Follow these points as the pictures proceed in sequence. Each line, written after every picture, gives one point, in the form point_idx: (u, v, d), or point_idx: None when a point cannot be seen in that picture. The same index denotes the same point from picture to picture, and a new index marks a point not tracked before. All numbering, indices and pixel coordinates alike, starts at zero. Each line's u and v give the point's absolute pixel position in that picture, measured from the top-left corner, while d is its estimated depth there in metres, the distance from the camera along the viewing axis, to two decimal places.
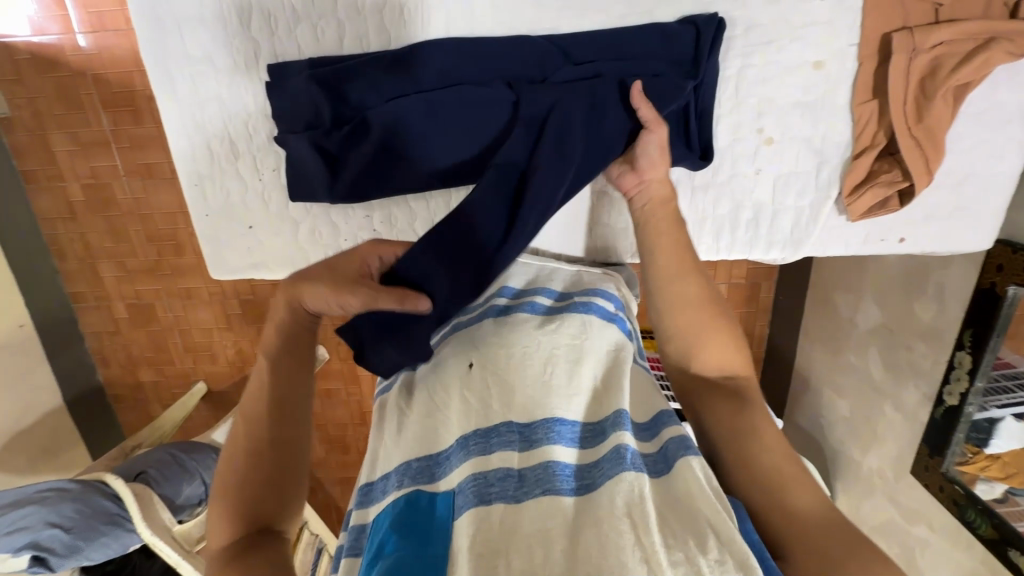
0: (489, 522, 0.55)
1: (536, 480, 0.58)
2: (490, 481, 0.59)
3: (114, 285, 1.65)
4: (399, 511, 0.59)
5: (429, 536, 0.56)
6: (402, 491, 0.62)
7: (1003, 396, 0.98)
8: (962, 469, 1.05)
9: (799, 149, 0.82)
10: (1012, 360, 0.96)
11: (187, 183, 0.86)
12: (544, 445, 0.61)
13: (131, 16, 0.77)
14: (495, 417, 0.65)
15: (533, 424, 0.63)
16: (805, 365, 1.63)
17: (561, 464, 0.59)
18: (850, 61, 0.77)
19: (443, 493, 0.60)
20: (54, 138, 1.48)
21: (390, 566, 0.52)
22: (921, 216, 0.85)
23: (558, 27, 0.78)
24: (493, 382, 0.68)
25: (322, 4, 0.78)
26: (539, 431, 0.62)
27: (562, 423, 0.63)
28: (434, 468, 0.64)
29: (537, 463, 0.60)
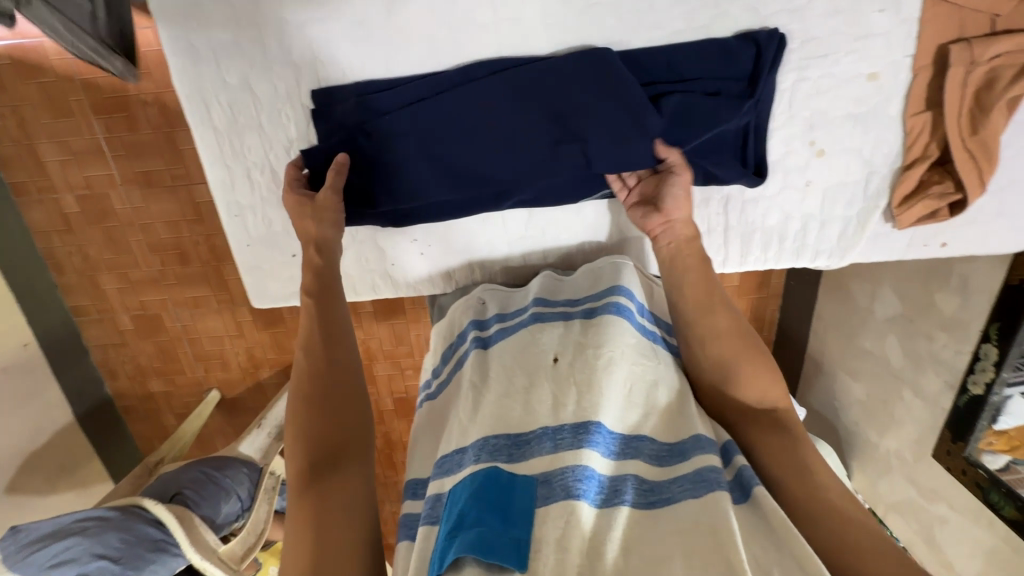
0: (573, 525, 0.50)
1: (615, 491, 0.54)
2: (580, 477, 0.53)
3: (118, 296, 1.60)
4: (479, 487, 0.54)
5: (510, 515, 0.52)
6: (481, 464, 0.57)
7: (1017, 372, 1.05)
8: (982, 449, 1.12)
9: (849, 160, 0.83)
10: None
11: (225, 213, 0.83)
12: (628, 458, 0.57)
13: (165, 44, 0.72)
14: (584, 412, 0.59)
15: (617, 434, 0.58)
16: (818, 349, 1.68)
17: (638, 477, 0.55)
18: (903, 72, 0.77)
19: (523, 477, 0.55)
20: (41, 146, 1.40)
21: (474, 543, 0.48)
22: (965, 223, 0.87)
23: (613, 42, 0.75)
24: (580, 383, 0.62)
25: (366, 26, 0.73)
26: (621, 443, 0.58)
27: (642, 437, 0.59)
28: (516, 448, 0.59)
29: (619, 475, 0.55)
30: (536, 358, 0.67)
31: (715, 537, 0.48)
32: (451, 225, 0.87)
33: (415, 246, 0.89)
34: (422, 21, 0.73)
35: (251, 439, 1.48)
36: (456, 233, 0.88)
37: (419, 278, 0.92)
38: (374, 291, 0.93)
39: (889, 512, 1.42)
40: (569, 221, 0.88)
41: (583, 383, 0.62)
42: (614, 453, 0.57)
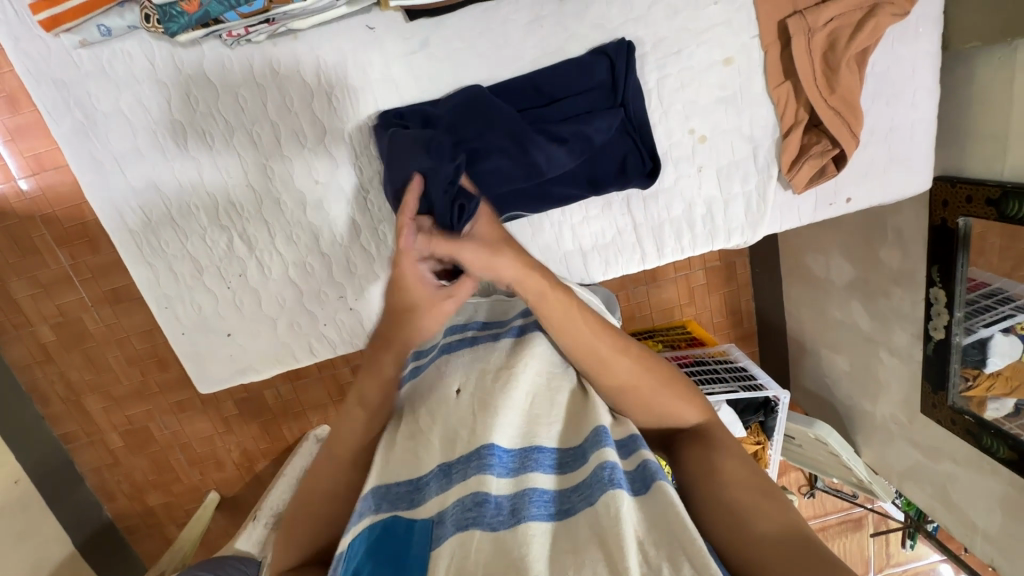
0: (469, 554, 0.51)
1: (514, 508, 0.55)
2: (473, 505, 0.55)
3: (105, 416, 1.63)
4: (380, 543, 0.57)
5: (408, 567, 0.54)
6: (380, 517, 0.59)
7: (986, 314, 1.01)
8: (969, 395, 1.08)
9: (731, 140, 0.86)
10: (981, 277, 0.99)
11: (156, 307, 0.86)
12: (528, 471, 0.58)
13: (71, 165, 0.78)
14: (477, 440, 0.61)
15: (513, 449, 0.61)
16: (796, 330, 1.68)
17: (538, 490, 0.57)
18: (755, 52, 0.82)
19: (422, 519, 0.58)
20: (11, 286, 1.48)
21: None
22: (860, 175, 0.90)
23: (482, 81, 0.81)
24: (479, 407, 0.65)
25: (251, 111, 0.79)
26: (521, 459, 0.60)
27: (541, 450, 0.61)
28: (415, 493, 0.61)
29: (518, 490, 0.57)
30: (440, 393, 0.69)
31: (606, 550, 0.50)
32: (373, 275, 0.90)
33: (344, 303, 0.91)
34: (301, 96, 0.79)
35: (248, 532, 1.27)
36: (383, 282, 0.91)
37: (355, 334, 0.94)
38: (314, 354, 0.94)
39: (903, 481, 1.37)
40: None
41: (490, 402, 0.65)
42: (513, 468, 0.59)
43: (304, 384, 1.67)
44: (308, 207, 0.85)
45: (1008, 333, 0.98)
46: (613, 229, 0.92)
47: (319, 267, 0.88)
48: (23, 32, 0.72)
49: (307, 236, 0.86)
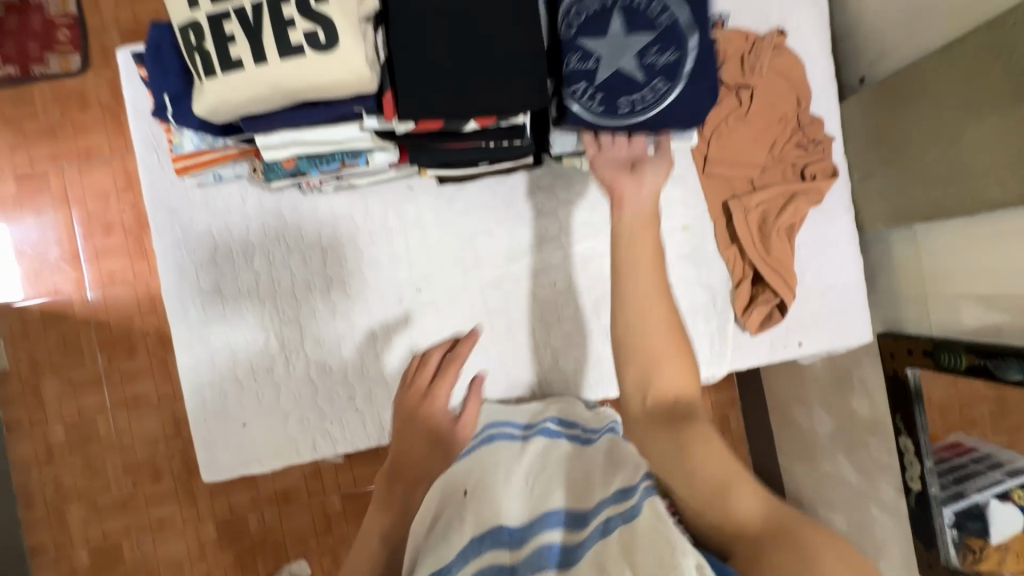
0: None
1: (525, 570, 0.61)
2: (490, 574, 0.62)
3: (81, 528, 1.79)
4: None
5: None
6: None
7: (977, 479, 1.01)
8: (982, 567, 0.99)
9: (694, 287, 1.04)
10: (966, 441, 1.02)
11: (188, 394, 0.98)
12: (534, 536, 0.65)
13: (159, 270, 0.99)
14: (488, 521, 0.68)
15: (521, 526, 0.68)
16: (793, 486, 1.66)
17: (548, 549, 0.63)
18: (706, 222, 1.05)
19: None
20: (44, 385, 1.81)
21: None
22: (807, 324, 1.05)
23: (491, 230, 1.04)
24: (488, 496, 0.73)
25: (309, 241, 1.01)
26: (526, 530, 0.67)
27: (550, 514, 0.68)
28: None
29: (530, 554, 0.63)
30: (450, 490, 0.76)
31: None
32: (381, 380, 1.01)
33: (351, 403, 1.01)
34: (348, 233, 1.02)
35: None
36: (386, 386, 1.01)
37: (356, 436, 1.01)
38: (317, 452, 1.01)
39: None
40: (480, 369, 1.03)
41: (492, 493, 0.74)
42: (522, 539, 0.65)
43: (289, 510, 1.81)
44: (337, 315, 1.01)
45: (1004, 500, 0.97)
46: (596, 355, 1.04)
47: (336, 367, 1.01)
48: (159, 175, 0.98)
49: (331, 340, 1.01)
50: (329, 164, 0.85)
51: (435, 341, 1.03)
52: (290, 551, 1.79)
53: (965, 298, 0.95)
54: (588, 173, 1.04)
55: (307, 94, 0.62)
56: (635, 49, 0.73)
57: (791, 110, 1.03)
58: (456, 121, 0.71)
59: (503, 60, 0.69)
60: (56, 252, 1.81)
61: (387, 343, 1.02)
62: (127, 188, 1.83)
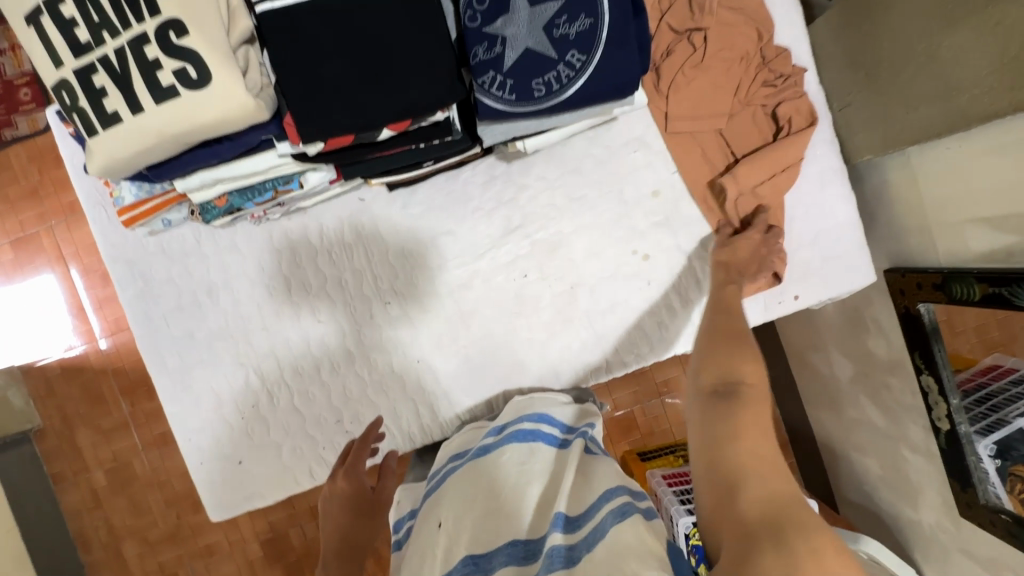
0: None
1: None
2: None
3: (138, 562, 1.89)
4: None
5: None
6: None
7: (1016, 405, 0.89)
8: None
9: (674, 255, 0.98)
10: (1010, 365, 0.89)
11: (180, 439, 0.99)
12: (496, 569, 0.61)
13: (130, 323, 0.99)
14: (450, 556, 0.65)
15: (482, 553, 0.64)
16: (823, 433, 1.60)
17: None
18: (677, 184, 0.98)
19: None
20: (79, 435, 1.88)
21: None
22: (801, 275, 0.98)
23: (452, 230, 0.99)
24: (454, 523, 0.69)
25: (268, 270, 0.99)
26: (489, 560, 0.62)
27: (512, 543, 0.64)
28: None
29: None
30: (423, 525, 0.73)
31: None
32: (366, 399, 0.99)
33: (340, 427, 0.99)
34: (307, 256, 0.99)
35: None
36: (372, 404, 1.00)
37: None
38: (315, 478, 1.00)
39: None
40: (464, 372, 1.00)
41: (461, 521, 0.69)
42: (483, 570, 0.62)
43: None
44: (310, 341, 0.99)
45: None
46: (580, 342, 1.00)
47: (318, 393, 0.99)
48: (110, 229, 0.97)
49: (309, 366, 0.99)
50: (263, 194, 0.82)
51: (413, 350, 1.00)
52: None
53: (970, 222, 0.87)
54: (544, 152, 0.98)
55: (196, 134, 0.63)
56: (544, 17, 0.67)
57: (752, 47, 0.94)
58: (370, 132, 0.67)
59: (402, 64, 0.65)
60: (61, 308, 1.86)
61: (380, 340, 0.99)
62: None
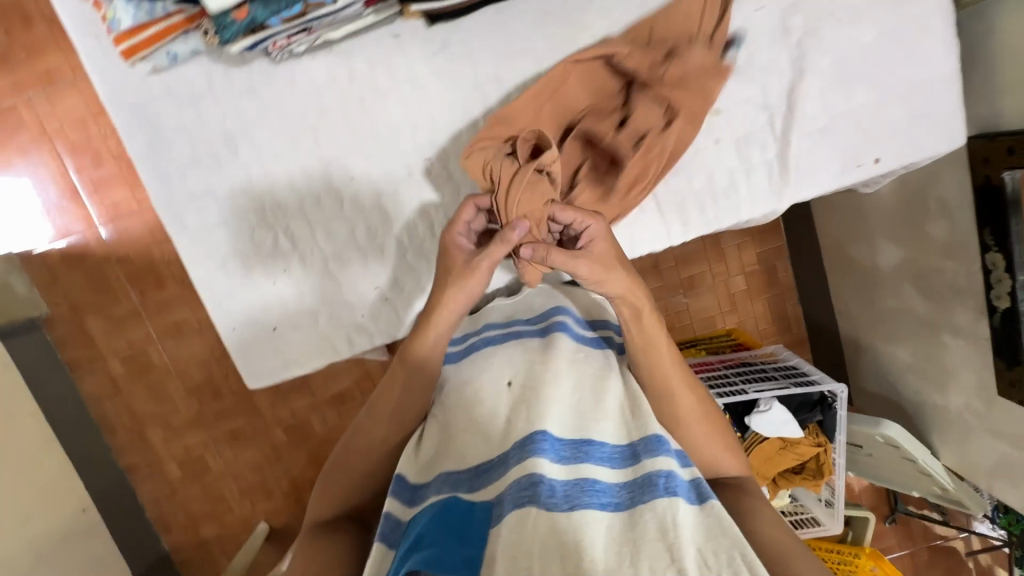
0: (527, 529, 0.62)
1: (569, 494, 0.66)
2: (531, 485, 0.66)
3: (164, 446, 1.93)
4: (439, 513, 0.70)
5: (468, 533, 0.68)
6: (442, 497, 0.73)
7: None
8: None
9: (748, 110, 0.88)
10: None
11: (209, 305, 0.93)
12: (582, 464, 0.70)
13: (142, 175, 0.89)
14: (530, 429, 0.73)
15: (565, 441, 0.73)
16: (848, 328, 1.60)
17: (595, 481, 0.69)
18: (759, 24, 0.85)
19: (479, 502, 0.71)
20: (89, 324, 1.84)
21: (427, 559, 0.64)
22: (888, 135, 0.88)
23: (500, 76, 0.87)
24: (531, 401, 0.77)
25: (294, 119, 0.88)
26: (572, 450, 0.72)
27: (593, 445, 0.73)
28: (475, 478, 0.74)
29: (574, 478, 0.69)
30: (495, 385, 0.82)
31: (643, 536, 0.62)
32: (406, 265, 0.93)
33: (379, 293, 0.95)
34: (336, 103, 0.88)
35: None
36: (412, 271, 0.94)
37: (391, 325, 0.96)
38: (354, 347, 0.97)
39: (992, 481, 1.24)
40: None
41: (533, 400, 0.77)
42: (565, 458, 0.71)
43: (348, 410, 1.92)
44: (343, 200, 0.91)
45: None
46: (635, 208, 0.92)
47: (355, 258, 0.93)
48: (106, 62, 0.84)
49: (344, 227, 0.92)
50: None
51: (456, 214, 0.92)
52: None
53: None
54: None
55: None
56: None
57: None
58: None
59: None
60: (51, 191, 1.74)
61: (424, 202, 0.92)
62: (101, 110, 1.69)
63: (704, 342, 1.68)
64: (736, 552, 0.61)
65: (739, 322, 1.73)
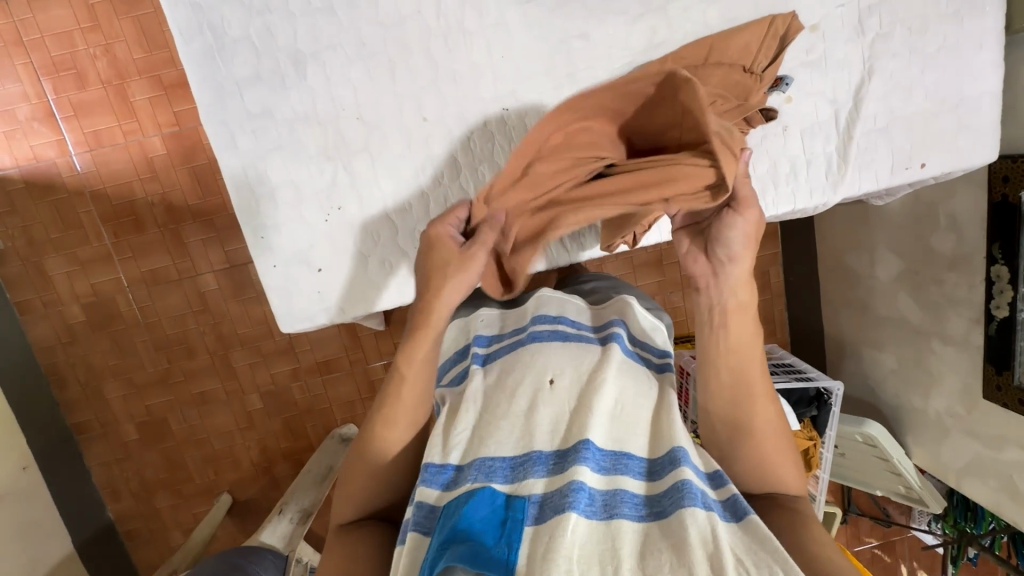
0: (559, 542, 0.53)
1: (608, 503, 0.57)
2: (569, 491, 0.56)
3: (122, 405, 1.76)
4: (465, 502, 0.58)
5: (495, 528, 0.57)
6: (467, 486, 0.60)
7: None
8: None
9: (817, 102, 0.92)
10: None
11: (251, 236, 0.86)
12: (619, 474, 0.60)
13: (193, 86, 0.81)
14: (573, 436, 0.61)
15: (607, 451, 0.61)
16: (836, 333, 1.69)
17: (630, 493, 0.59)
18: (838, 21, 0.89)
19: (515, 499, 0.58)
20: (49, 262, 1.65)
21: (464, 551, 0.53)
22: (934, 143, 0.94)
23: (589, 34, 0.86)
24: (575, 406, 0.64)
25: (371, 48, 0.83)
26: (615, 460, 0.60)
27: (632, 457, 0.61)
28: (508, 469, 0.61)
29: (611, 490, 0.58)
30: (535, 375, 0.67)
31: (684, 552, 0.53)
32: None
33: None
34: (419, 37, 0.83)
35: (271, 526, 1.29)
36: None
37: None
38: (402, 298, 0.92)
39: (962, 479, 1.35)
40: None
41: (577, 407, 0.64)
42: (605, 468, 0.60)
43: (333, 380, 1.81)
44: (412, 141, 0.87)
45: None
46: None
47: (415, 203, 0.89)
48: None
49: (409, 168, 0.87)
50: None
51: None
52: (339, 416, 1.82)
53: None
54: None
55: None
56: None
57: None
58: None
59: None
60: (22, 109, 1.55)
61: (495, 154, 0.89)
62: (93, 26, 1.51)
63: None
64: (784, 569, 0.51)
65: None
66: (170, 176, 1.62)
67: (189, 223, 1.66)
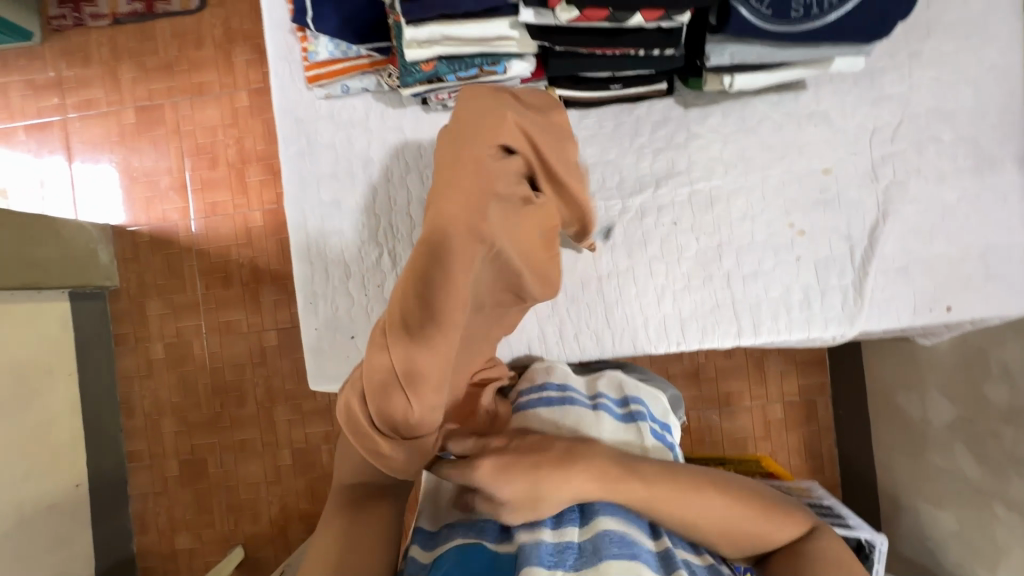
0: None
1: (592, 549, 0.62)
2: (556, 548, 0.62)
3: (172, 440, 1.91)
4: (460, 555, 0.62)
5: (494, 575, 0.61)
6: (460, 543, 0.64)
7: None
8: None
9: (831, 237, 0.96)
10: None
11: (302, 301, 1.00)
12: (597, 519, 0.65)
13: (284, 178, 1.01)
14: None
15: (584, 508, 0.68)
16: (888, 481, 1.53)
17: (612, 533, 0.63)
18: (850, 167, 0.96)
19: (508, 553, 0.63)
20: (149, 304, 1.93)
21: None
22: (961, 288, 0.94)
23: (613, 162, 0.99)
24: None
25: (428, 160, 1.00)
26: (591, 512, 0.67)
27: (610, 507, 0.67)
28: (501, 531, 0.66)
29: (592, 534, 0.64)
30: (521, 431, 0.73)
31: None
32: None
33: None
34: None
35: None
36: None
37: None
38: None
39: None
40: (595, 306, 0.99)
41: None
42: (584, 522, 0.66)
43: None
44: None
45: None
46: (712, 300, 0.97)
47: None
48: (291, 84, 1.00)
49: None
50: (466, 70, 0.86)
51: None
52: None
53: None
54: (721, 106, 0.98)
55: None
56: None
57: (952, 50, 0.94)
58: (623, 13, 0.73)
59: None
60: (165, 180, 1.92)
61: None
62: (233, 123, 1.90)
63: (730, 463, 1.61)
64: None
65: (773, 450, 1.67)
66: (261, 244, 1.90)
67: (267, 284, 1.90)
